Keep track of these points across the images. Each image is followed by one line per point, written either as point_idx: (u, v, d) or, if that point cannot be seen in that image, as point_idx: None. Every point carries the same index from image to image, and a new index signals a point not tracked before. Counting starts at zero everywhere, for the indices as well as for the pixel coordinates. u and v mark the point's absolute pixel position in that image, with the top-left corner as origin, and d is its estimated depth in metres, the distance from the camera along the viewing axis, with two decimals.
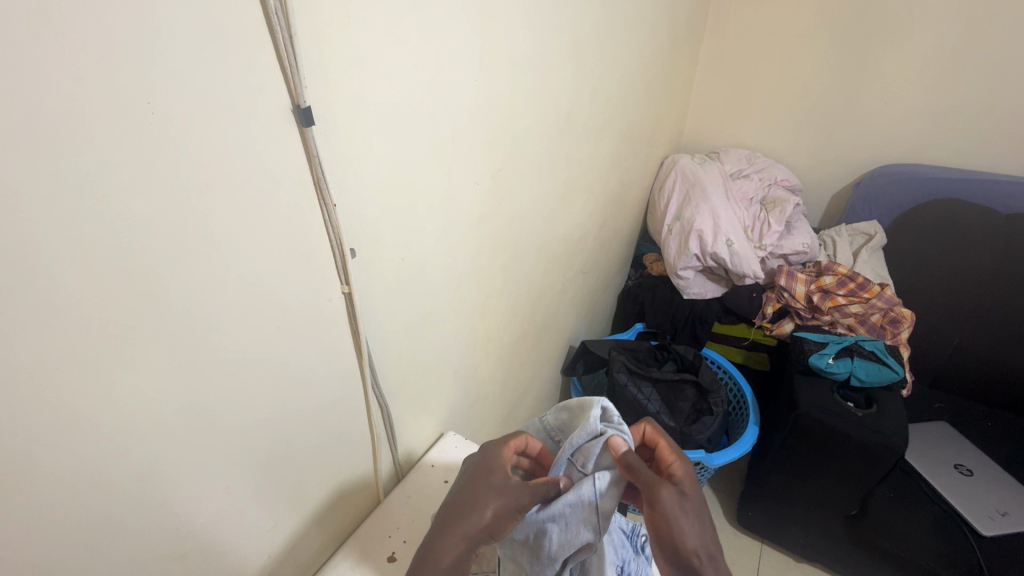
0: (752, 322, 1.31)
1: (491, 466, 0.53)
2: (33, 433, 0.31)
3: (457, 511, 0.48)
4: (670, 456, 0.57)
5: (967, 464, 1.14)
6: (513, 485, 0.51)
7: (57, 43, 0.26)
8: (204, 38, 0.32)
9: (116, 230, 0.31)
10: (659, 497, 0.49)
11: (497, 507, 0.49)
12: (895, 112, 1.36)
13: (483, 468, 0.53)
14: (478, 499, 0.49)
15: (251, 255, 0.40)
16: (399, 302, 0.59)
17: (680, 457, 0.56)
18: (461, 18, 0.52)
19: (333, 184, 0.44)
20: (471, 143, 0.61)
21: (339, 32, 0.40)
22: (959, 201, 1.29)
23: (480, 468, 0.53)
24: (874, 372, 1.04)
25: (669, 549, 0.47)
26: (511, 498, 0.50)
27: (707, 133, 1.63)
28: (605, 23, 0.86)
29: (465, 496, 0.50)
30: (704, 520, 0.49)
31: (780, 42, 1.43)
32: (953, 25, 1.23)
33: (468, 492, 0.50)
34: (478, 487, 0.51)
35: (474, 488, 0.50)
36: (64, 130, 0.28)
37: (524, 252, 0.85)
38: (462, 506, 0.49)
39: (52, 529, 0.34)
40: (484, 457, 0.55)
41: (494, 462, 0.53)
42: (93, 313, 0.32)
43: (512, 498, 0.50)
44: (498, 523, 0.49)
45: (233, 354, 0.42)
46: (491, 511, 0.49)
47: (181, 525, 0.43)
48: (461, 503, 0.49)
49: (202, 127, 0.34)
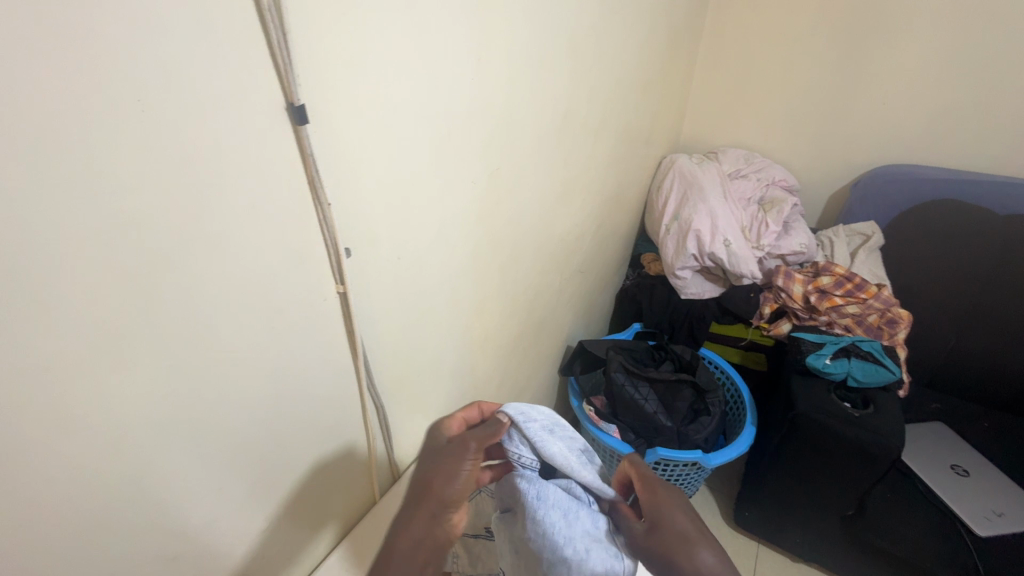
0: (750, 323, 1.30)
1: (437, 440, 0.55)
2: (26, 433, 0.31)
3: (415, 492, 0.49)
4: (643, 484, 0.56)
5: (964, 464, 1.14)
6: (459, 444, 0.52)
7: (48, 39, 0.26)
8: (198, 35, 0.32)
9: (108, 230, 0.31)
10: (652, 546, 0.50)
11: (450, 470, 0.50)
12: (893, 113, 1.36)
13: (430, 444, 0.55)
14: (429, 473, 0.50)
15: (245, 254, 0.40)
16: (395, 301, 0.59)
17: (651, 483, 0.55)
18: (458, 17, 0.52)
19: (328, 183, 0.44)
20: (468, 143, 0.61)
21: (332, 29, 0.39)
22: (956, 202, 1.30)
23: (429, 443, 0.55)
24: (871, 373, 1.04)
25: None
26: (461, 455, 0.51)
27: (705, 134, 1.63)
28: (604, 23, 0.85)
29: (419, 475, 0.51)
30: (682, 530, 0.49)
31: (779, 42, 1.43)
32: (952, 26, 1.23)
33: (420, 470, 0.51)
34: (430, 460, 0.52)
35: (426, 464, 0.52)
36: (54, 129, 0.27)
37: (521, 252, 0.85)
38: (417, 485, 0.50)
39: (43, 531, 0.34)
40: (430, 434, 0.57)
41: (436, 434, 0.56)
42: (84, 312, 0.32)
43: (460, 458, 0.51)
44: (460, 487, 0.50)
45: (227, 354, 0.42)
46: (443, 480, 0.50)
47: (175, 526, 0.43)
48: (420, 479, 0.50)
49: (197, 126, 0.33)
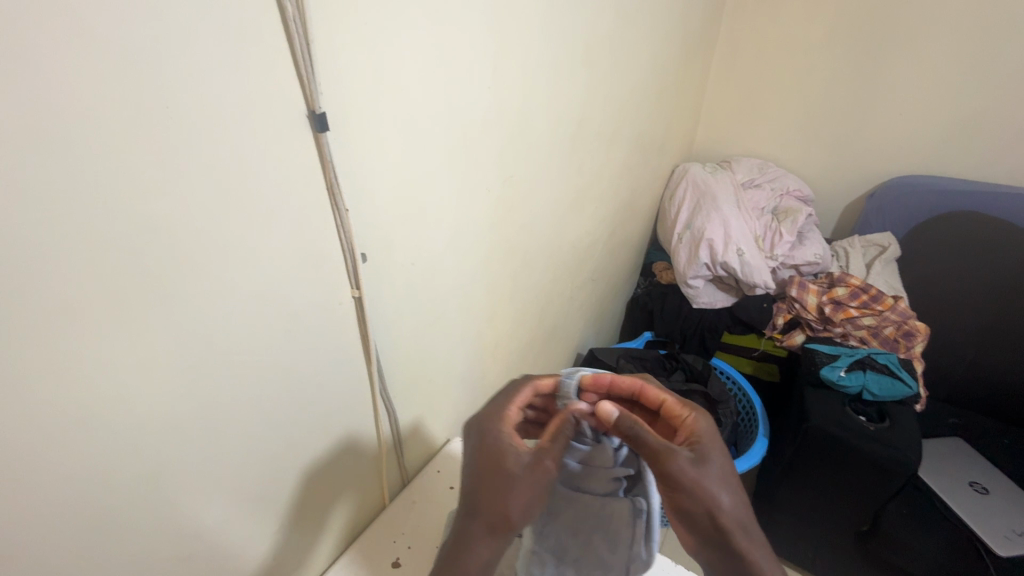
0: (762, 333, 1.27)
1: (504, 461, 0.49)
2: (45, 429, 0.32)
3: (487, 520, 0.48)
4: (682, 411, 0.57)
5: (983, 482, 1.12)
6: (530, 465, 0.49)
7: (79, 44, 0.27)
8: (224, 44, 0.33)
9: (133, 232, 0.32)
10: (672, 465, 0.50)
11: (523, 500, 0.48)
12: (908, 123, 1.35)
13: (494, 464, 0.49)
14: (500, 500, 0.48)
15: (262, 258, 0.41)
16: (408, 307, 0.59)
17: (697, 414, 0.55)
18: (476, 25, 0.52)
19: (346, 189, 0.45)
20: (483, 150, 0.62)
21: (352, 36, 0.40)
22: (975, 214, 1.28)
23: (497, 462, 0.49)
24: (888, 387, 1.03)
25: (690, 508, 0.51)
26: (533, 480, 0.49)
27: (719, 143, 1.63)
28: (619, 33, 0.86)
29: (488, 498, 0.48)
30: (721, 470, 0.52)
31: (793, 52, 1.43)
32: (969, 38, 1.22)
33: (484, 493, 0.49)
34: (497, 485, 0.49)
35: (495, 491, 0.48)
36: (81, 132, 0.28)
37: (534, 259, 0.85)
38: (486, 505, 0.48)
39: (58, 526, 0.35)
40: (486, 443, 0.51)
41: (503, 449, 0.50)
42: (102, 312, 0.32)
43: (538, 481, 0.49)
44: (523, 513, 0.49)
45: (242, 355, 0.42)
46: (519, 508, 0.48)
47: (187, 525, 0.43)
48: (491, 509, 0.48)
49: (220, 131, 0.34)
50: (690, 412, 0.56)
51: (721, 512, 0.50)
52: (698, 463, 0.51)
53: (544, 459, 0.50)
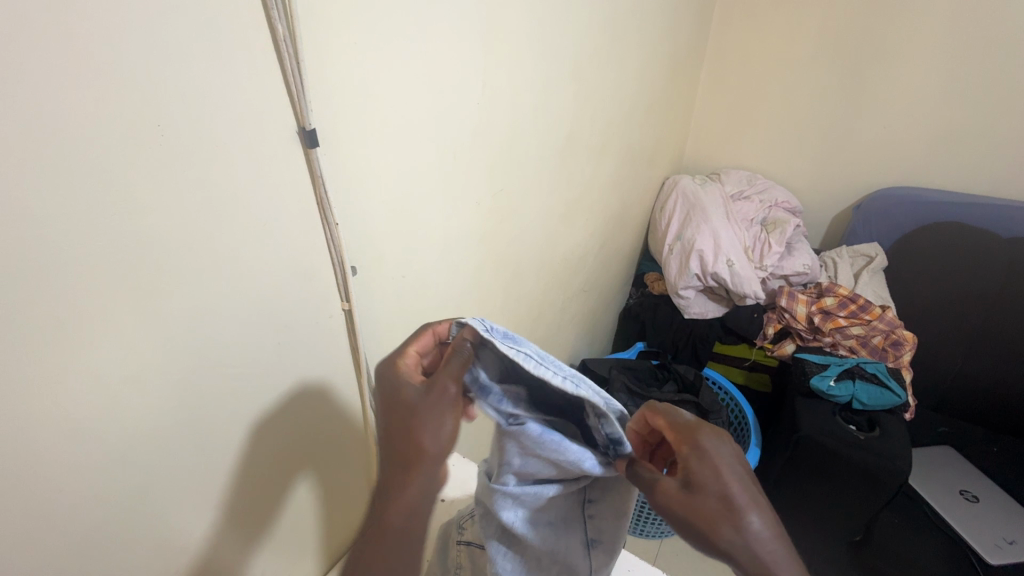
0: (753, 343, 1.29)
1: (398, 394, 0.44)
2: (34, 444, 0.32)
3: (408, 458, 0.42)
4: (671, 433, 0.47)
5: (973, 490, 1.13)
6: (426, 393, 0.43)
7: (73, 65, 0.27)
8: (218, 61, 0.33)
9: (125, 248, 0.32)
10: (662, 504, 0.42)
11: (428, 433, 0.42)
12: (893, 135, 1.38)
13: (391, 402, 0.44)
14: (405, 434, 0.42)
15: (254, 270, 0.41)
16: (399, 319, 0.59)
17: (686, 430, 0.46)
18: (464, 42, 0.54)
19: (335, 203, 0.45)
20: (473, 163, 0.63)
21: (340, 54, 0.41)
22: (959, 224, 1.30)
23: (400, 405, 0.43)
24: (877, 396, 1.04)
25: (712, 553, 0.41)
26: (434, 411, 0.43)
27: (707, 156, 1.66)
28: (607, 49, 0.88)
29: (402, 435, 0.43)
30: (732, 500, 0.41)
31: (778, 67, 1.46)
32: (947, 53, 1.26)
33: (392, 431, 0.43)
34: (397, 424, 0.43)
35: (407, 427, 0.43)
36: (74, 150, 0.29)
37: (524, 272, 0.86)
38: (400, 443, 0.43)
39: (47, 542, 0.34)
40: (381, 385, 0.45)
41: (395, 383, 0.44)
42: (91, 328, 0.32)
43: (441, 408, 0.43)
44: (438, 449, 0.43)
45: (232, 369, 0.42)
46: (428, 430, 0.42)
47: (175, 541, 0.43)
48: (396, 452, 0.43)
49: (214, 148, 0.35)
50: (676, 431, 0.46)
51: (752, 543, 0.40)
52: (689, 492, 0.42)
53: (437, 386, 0.43)
